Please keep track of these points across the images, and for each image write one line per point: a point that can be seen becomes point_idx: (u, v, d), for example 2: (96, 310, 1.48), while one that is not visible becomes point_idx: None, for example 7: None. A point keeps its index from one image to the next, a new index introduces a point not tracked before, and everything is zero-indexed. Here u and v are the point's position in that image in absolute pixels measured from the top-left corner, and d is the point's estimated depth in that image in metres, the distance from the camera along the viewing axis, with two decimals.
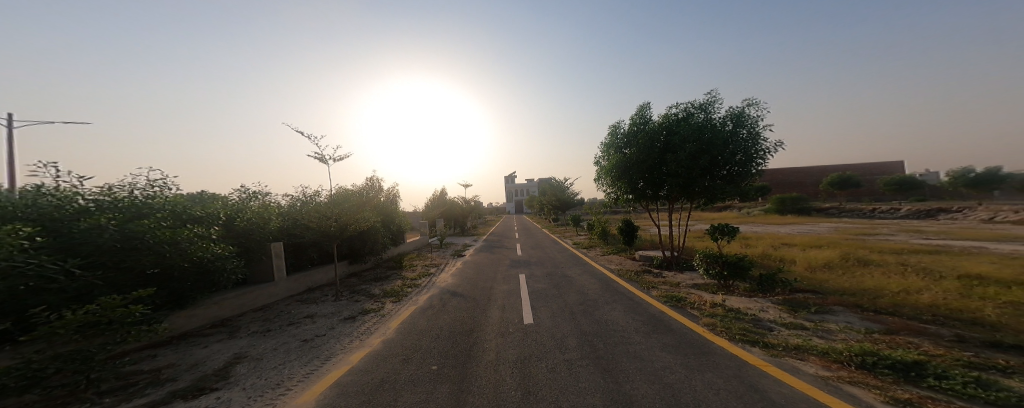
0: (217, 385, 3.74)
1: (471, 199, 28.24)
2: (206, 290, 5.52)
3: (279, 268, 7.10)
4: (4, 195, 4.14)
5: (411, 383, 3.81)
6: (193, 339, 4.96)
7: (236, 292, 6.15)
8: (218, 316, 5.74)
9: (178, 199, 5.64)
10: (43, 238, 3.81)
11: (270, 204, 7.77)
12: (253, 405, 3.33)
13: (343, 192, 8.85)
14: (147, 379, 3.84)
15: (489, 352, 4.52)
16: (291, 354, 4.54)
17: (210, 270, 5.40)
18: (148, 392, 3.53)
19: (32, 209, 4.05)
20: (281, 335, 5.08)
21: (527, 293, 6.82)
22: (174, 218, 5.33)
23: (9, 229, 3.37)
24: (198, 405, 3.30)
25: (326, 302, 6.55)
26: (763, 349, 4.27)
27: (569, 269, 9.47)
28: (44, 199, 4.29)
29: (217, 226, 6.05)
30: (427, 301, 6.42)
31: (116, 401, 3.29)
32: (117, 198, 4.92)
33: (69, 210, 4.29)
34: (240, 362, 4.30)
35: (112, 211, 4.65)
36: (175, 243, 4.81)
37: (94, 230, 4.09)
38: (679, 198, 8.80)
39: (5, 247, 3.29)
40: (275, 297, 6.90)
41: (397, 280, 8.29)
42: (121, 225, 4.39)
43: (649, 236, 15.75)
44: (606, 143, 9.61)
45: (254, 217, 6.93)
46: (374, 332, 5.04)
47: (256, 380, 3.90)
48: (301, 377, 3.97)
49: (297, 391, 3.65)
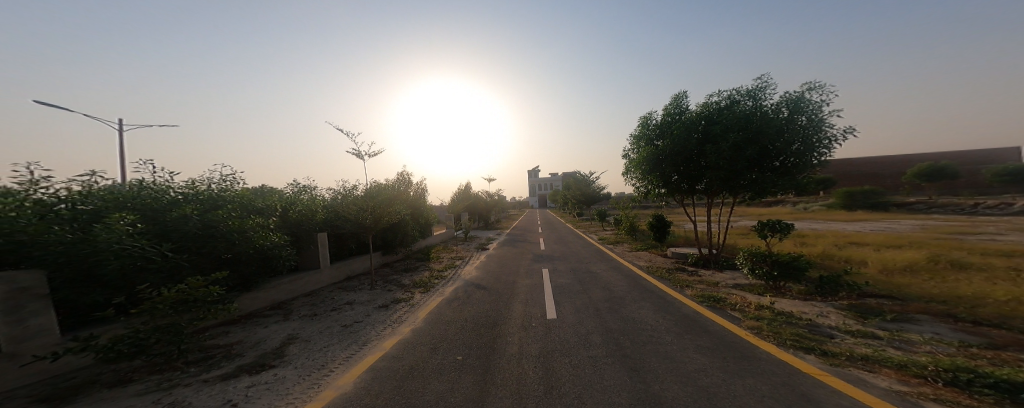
0: (274, 363, 4.22)
1: (496, 194, 28.52)
2: (265, 275, 6.19)
3: (324, 257, 7.68)
4: (116, 187, 4.98)
5: (439, 371, 4.03)
6: (255, 319, 5.61)
7: (290, 277, 6.80)
8: (275, 299, 6.39)
9: (244, 192, 6.38)
10: (143, 224, 4.53)
11: (316, 197, 8.43)
12: (303, 383, 3.72)
13: (378, 187, 9.37)
14: (221, 353, 4.41)
15: (513, 345, 4.62)
16: (334, 337, 4.98)
17: (270, 256, 6.06)
18: (222, 364, 4.07)
19: (137, 199, 4.81)
20: (325, 319, 5.57)
21: (551, 288, 6.83)
22: (241, 209, 6.04)
23: (119, 216, 4.05)
24: (259, 380, 3.74)
25: (362, 290, 7.03)
26: (818, 357, 3.95)
27: (595, 265, 9.29)
28: (145, 191, 5.06)
29: (274, 217, 6.74)
30: (453, 292, 6.66)
31: (199, 371, 3.85)
32: (198, 190, 5.67)
33: (163, 201, 5.02)
34: (293, 343, 4.80)
35: (194, 202, 5.39)
36: (243, 232, 5.48)
37: (181, 219, 4.79)
38: (721, 192, 8.25)
39: (117, 231, 3.97)
40: (320, 283, 7.51)
41: (425, 271, 8.65)
42: (201, 215, 5.08)
43: (685, 232, 14.96)
44: (635, 134, 9.25)
45: (304, 208, 7.59)
46: (405, 321, 5.34)
47: (305, 360, 4.33)
48: (342, 360, 4.35)
49: (338, 373, 4.02)
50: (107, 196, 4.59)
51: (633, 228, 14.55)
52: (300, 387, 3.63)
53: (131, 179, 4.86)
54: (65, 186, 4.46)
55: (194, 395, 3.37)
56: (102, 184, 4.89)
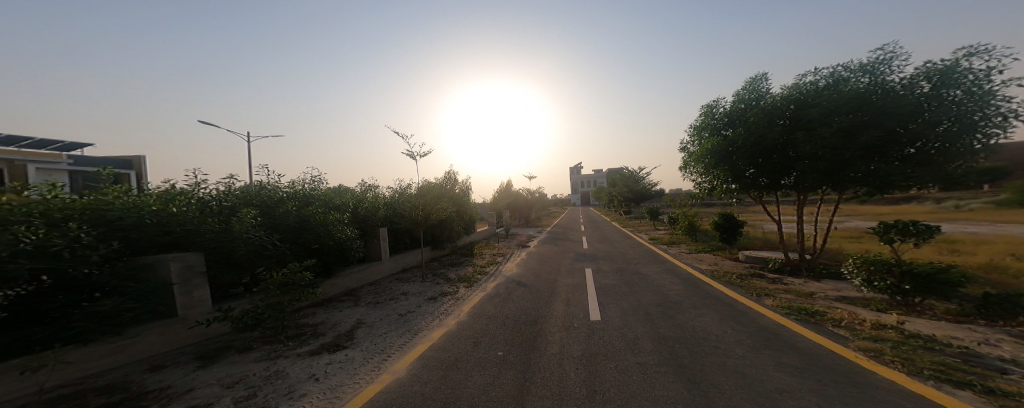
0: (346, 344, 4.77)
1: (536, 191, 28.33)
2: (341, 263, 7.02)
3: (385, 250, 8.38)
4: (248, 186, 6.12)
5: (480, 365, 4.12)
6: (332, 303, 6.39)
7: (358, 266, 7.59)
8: (348, 286, 7.18)
9: (327, 191, 7.33)
10: (261, 218, 5.53)
11: (379, 195, 9.21)
12: (367, 365, 4.14)
13: (429, 185, 9.96)
14: (310, 331, 5.14)
15: (552, 344, 4.50)
16: (391, 325, 5.43)
17: (345, 248, 6.87)
18: (309, 341, 4.75)
19: (259, 197, 5.91)
20: (385, 307, 6.11)
21: (593, 287, 6.50)
22: (325, 205, 6.97)
23: (246, 212, 5.02)
24: (334, 358, 4.26)
25: (415, 282, 7.56)
26: (977, 394, 3.00)
27: (645, 266, 8.58)
28: (263, 189, 6.15)
29: (349, 212, 7.60)
30: (494, 288, 6.75)
31: (293, 345, 4.54)
32: (297, 189, 6.71)
33: (274, 199, 6.07)
34: (361, 327, 5.37)
35: (294, 200, 6.40)
36: (326, 226, 6.34)
37: (285, 214, 5.75)
38: (818, 186, 6.90)
39: (245, 224, 4.94)
40: (382, 273, 8.23)
41: (469, 266, 8.96)
42: (298, 211, 6.03)
43: (765, 234, 12.98)
44: (697, 125, 8.39)
45: (369, 204, 8.39)
46: (451, 313, 5.58)
47: (370, 344, 4.81)
48: (397, 347, 4.72)
49: (394, 359, 4.37)
50: (239, 194, 5.71)
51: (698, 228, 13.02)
52: (365, 369, 4.03)
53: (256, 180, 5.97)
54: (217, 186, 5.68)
55: (290, 366, 4.00)
56: (240, 183, 6.06)
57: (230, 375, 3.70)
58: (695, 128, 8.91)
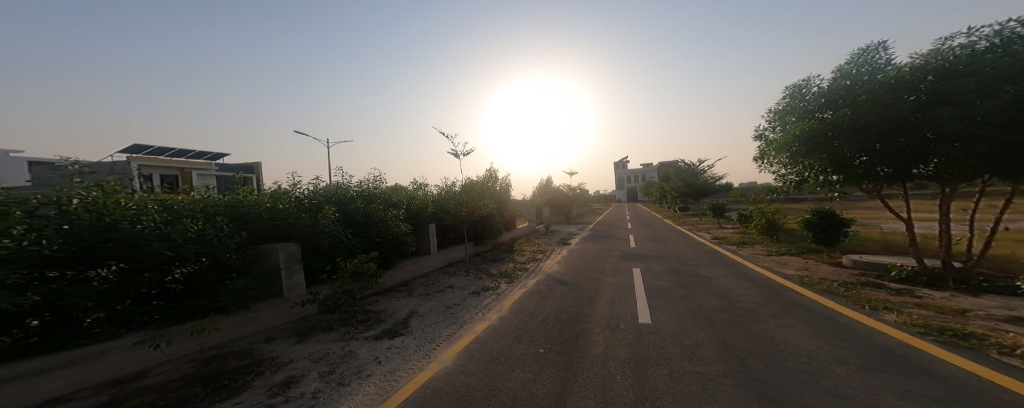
0: (402, 331, 5.03)
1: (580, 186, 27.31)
2: (398, 256, 7.49)
3: (433, 245, 8.72)
4: (332, 187, 6.86)
5: (521, 360, 4.01)
6: (389, 292, 6.86)
7: (411, 260, 8.02)
8: (404, 277, 7.63)
9: (386, 190, 7.85)
10: (338, 215, 6.29)
11: (426, 192, 9.28)
12: (417, 354, 4.29)
13: (471, 182, 10.14)
14: (375, 316, 5.54)
15: (595, 345, 4.21)
16: (440, 316, 5.61)
17: (401, 242, 7.32)
18: (375, 326, 5.13)
19: (336, 195, 6.69)
20: (435, 299, 6.36)
21: (642, 288, 5.98)
22: (385, 203, 7.52)
23: (327, 211, 5.77)
24: (391, 344, 4.54)
25: (459, 276, 7.77)
26: None
27: (706, 267, 7.63)
28: (340, 189, 6.92)
29: (404, 210, 8.09)
30: (534, 285, 6.60)
31: (359, 329, 4.95)
32: (364, 188, 7.37)
33: (347, 197, 6.80)
34: (414, 317, 5.65)
35: (362, 198, 7.06)
36: (387, 222, 6.88)
37: (359, 213, 6.51)
38: (974, 175, 5.31)
39: (326, 221, 5.71)
40: (431, 267, 8.58)
41: (509, 262, 8.94)
42: (365, 209, 6.69)
43: (872, 235, 10.78)
44: (784, 107, 7.14)
45: (421, 201, 8.78)
46: (492, 307, 5.60)
47: (422, 333, 5.00)
48: (444, 338, 4.83)
49: (441, 348, 4.48)
50: (320, 192, 6.48)
51: (784, 228, 11.09)
52: (416, 357, 4.19)
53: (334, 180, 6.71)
54: (311, 184, 6.55)
55: (359, 348, 4.36)
56: (325, 184, 6.83)
57: (317, 352, 4.18)
58: (779, 111, 7.55)
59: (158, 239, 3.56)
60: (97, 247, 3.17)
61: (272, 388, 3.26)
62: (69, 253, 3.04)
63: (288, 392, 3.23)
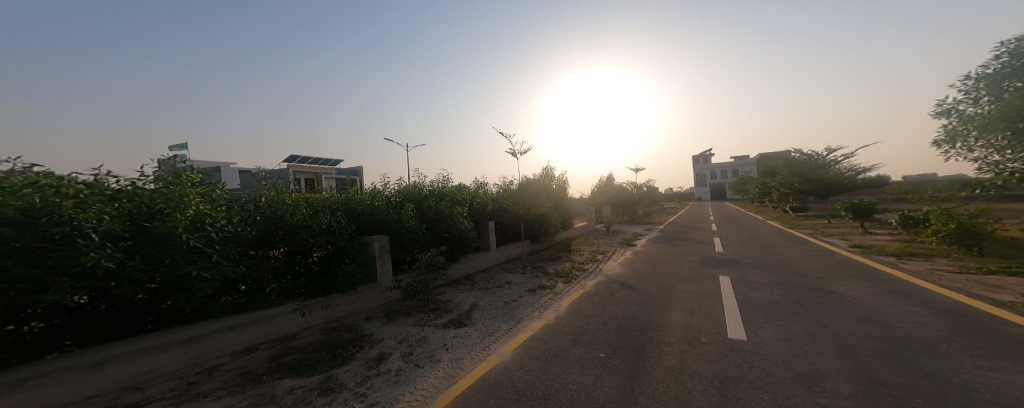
0: (464, 322, 5.12)
1: (648, 183, 25.34)
2: (461, 251, 7.78)
3: (492, 241, 8.86)
4: (412, 187, 7.44)
5: (580, 361, 3.52)
6: (452, 285, 7.16)
7: (472, 255, 8.26)
8: (466, 272, 7.87)
9: (453, 189, 8.16)
10: (416, 211, 6.84)
11: (488, 191, 9.43)
12: (476, 346, 4.29)
13: (528, 180, 10.08)
14: (441, 306, 5.80)
15: (665, 355, 3.67)
16: (499, 310, 5.56)
17: (464, 238, 7.59)
18: (441, 315, 5.38)
19: (413, 193, 7.26)
20: (495, 294, 6.43)
21: (722, 300, 5.21)
22: (451, 201, 7.85)
23: (407, 207, 6.29)
24: (456, 334, 4.69)
25: (516, 273, 7.79)
26: None
27: (807, 278, 6.36)
28: (417, 188, 7.46)
29: (467, 208, 8.36)
30: (594, 286, 6.27)
31: (427, 318, 5.23)
32: (434, 187, 7.81)
33: (421, 195, 7.31)
34: (476, 310, 5.66)
35: (433, 195, 7.51)
36: (453, 218, 7.23)
37: (432, 209, 6.99)
38: None
39: (406, 216, 6.25)
40: (489, 263, 8.73)
41: (567, 261, 8.68)
42: (436, 206, 7.13)
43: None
44: None
45: (482, 199, 8.96)
46: (549, 307, 5.47)
47: (483, 326, 4.97)
48: (503, 331, 4.69)
49: (500, 342, 4.36)
50: (399, 191, 7.09)
51: (994, 239, 7.11)
52: (475, 349, 4.21)
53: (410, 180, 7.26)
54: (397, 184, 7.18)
55: (431, 334, 4.67)
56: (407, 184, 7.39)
57: (400, 334, 4.61)
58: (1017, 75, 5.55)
59: (314, 227, 4.69)
60: (271, 232, 4.37)
61: (366, 363, 3.79)
62: (260, 236, 4.29)
63: (380, 366, 3.76)
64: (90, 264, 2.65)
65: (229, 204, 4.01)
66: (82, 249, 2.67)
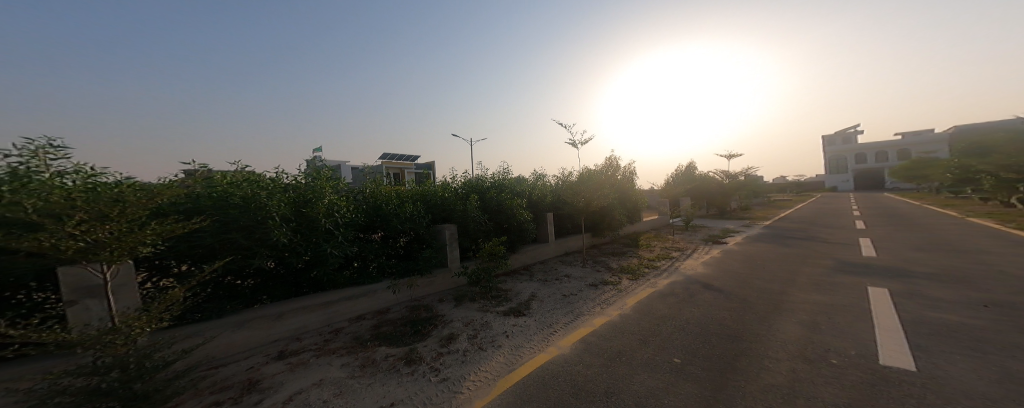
0: (524, 311, 5.19)
1: (745, 170, 22.04)
2: (521, 241, 7.86)
3: (552, 233, 8.76)
4: (474, 179, 7.67)
5: (648, 365, 3.30)
6: (512, 274, 7.29)
7: (531, 246, 8.28)
8: (525, 262, 7.94)
9: (511, 180, 8.21)
10: (480, 202, 7.11)
11: (546, 182, 9.35)
12: (536, 337, 4.31)
13: (589, 171, 9.67)
14: (501, 294, 5.94)
15: (753, 367, 3.21)
16: (558, 303, 5.49)
17: (524, 229, 7.63)
18: (501, 303, 5.51)
19: (476, 184, 7.49)
20: (554, 286, 6.39)
21: (825, 312, 4.43)
22: (510, 192, 7.91)
23: (473, 198, 6.55)
24: (516, 323, 4.76)
25: (576, 266, 7.64)
26: None
27: (949, 289, 5.09)
28: (479, 180, 7.68)
29: (525, 199, 8.39)
30: (662, 287, 5.85)
31: (489, 305, 5.42)
32: (494, 178, 7.95)
33: (482, 186, 7.52)
34: (535, 300, 5.70)
35: (493, 187, 7.67)
36: (513, 209, 7.30)
37: (494, 200, 7.19)
38: None
39: (471, 206, 6.53)
40: (548, 254, 8.68)
41: (632, 257, 8.22)
42: (498, 197, 7.30)
43: None
44: None
45: (539, 191, 8.89)
46: (612, 304, 5.27)
47: (543, 317, 4.98)
48: (563, 324, 4.65)
49: (559, 335, 4.33)
50: (462, 183, 7.38)
51: None
52: (534, 339, 4.24)
53: (472, 172, 7.52)
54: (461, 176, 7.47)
55: (493, 320, 4.81)
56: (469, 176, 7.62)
57: (465, 317, 4.87)
58: None
59: (403, 217, 5.56)
60: (373, 218, 5.42)
61: (439, 341, 4.13)
62: (368, 220, 5.38)
63: (450, 344, 4.05)
64: (272, 236, 3.94)
65: (350, 195, 5.31)
66: (271, 224, 4.00)
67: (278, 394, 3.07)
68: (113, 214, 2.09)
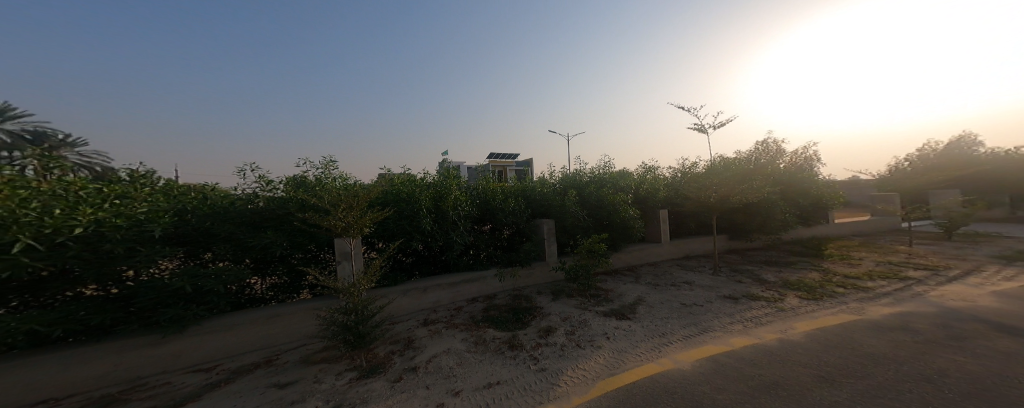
0: (629, 315, 4.76)
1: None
2: (626, 241, 7.29)
3: (665, 233, 7.86)
4: (570, 174, 7.45)
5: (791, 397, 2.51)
6: (616, 275, 6.82)
7: (638, 246, 7.59)
8: (629, 262, 7.35)
9: (613, 174, 7.65)
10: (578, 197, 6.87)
11: (659, 176, 8.45)
12: (643, 346, 3.86)
13: (726, 161, 8.11)
14: (602, 295, 5.57)
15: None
16: (674, 313, 4.79)
17: (628, 227, 7.02)
18: (602, 304, 5.18)
19: (572, 179, 7.30)
20: (667, 292, 5.63)
21: None
22: (613, 187, 7.38)
23: (573, 193, 6.36)
24: (619, 326, 4.39)
25: (703, 274, 6.58)
26: None
27: None
28: (577, 175, 7.43)
29: (631, 194, 7.64)
30: (822, 309, 4.48)
31: (590, 303, 5.16)
32: (593, 173, 7.56)
33: (579, 181, 7.25)
34: (642, 304, 5.18)
35: (594, 182, 7.32)
36: (615, 205, 6.77)
37: (591, 194, 6.87)
38: None
39: (571, 201, 6.34)
40: (661, 257, 7.79)
41: (816, 272, 6.30)
42: (598, 192, 6.95)
43: None
44: None
45: (650, 186, 8.00)
46: (764, 325, 4.12)
47: (652, 324, 4.46)
48: (681, 337, 4.04)
49: (675, 348, 3.80)
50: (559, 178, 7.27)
51: None
52: (641, 347, 3.82)
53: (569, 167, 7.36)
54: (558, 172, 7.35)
55: (592, 319, 4.55)
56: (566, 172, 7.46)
57: (563, 312, 4.74)
58: None
59: (510, 212, 5.79)
60: (486, 212, 5.77)
61: (538, 332, 4.12)
62: (483, 214, 5.76)
63: (549, 337, 3.98)
64: (422, 224, 4.68)
65: (476, 189, 5.83)
66: (420, 215, 4.75)
67: (423, 353, 3.51)
68: (356, 203, 3.32)
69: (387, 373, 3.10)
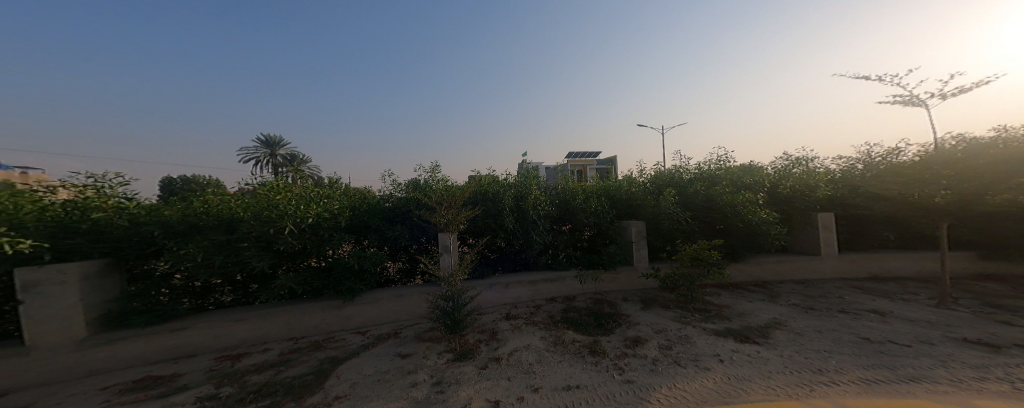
0: (758, 339, 3.64)
1: None
2: (755, 249, 5.83)
3: (830, 242, 5.85)
4: (666, 171, 6.36)
5: None
6: (740, 290, 5.47)
7: (776, 257, 5.95)
8: (760, 276, 5.87)
9: (732, 169, 6.06)
10: (676, 196, 5.83)
11: (818, 170, 6.17)
12: (786, 374, 2.86)
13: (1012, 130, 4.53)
14: (713, 311, 4.51)
15: None
16: (848, 346, 3.46)
17: (757, 232, 5.55)
18: (715, 321, 4.17)
19: (669, 177, 6.23)
20: (836, 320, 4.11)
21: None
22: (733, 184, 5.88)
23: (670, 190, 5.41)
24: (742, 349, 3.36)
25: (909, 303, 4.54)
26: None
27: None
28: (676, 172, 6.28)
29: (763, 193, 5.91)
30: None
31: (699, 318, 4.23)
32: (701, 170, 6.25)
33: (678, 179, 6.14)
34: (779, 328, 3.96)
35: (704, 180, 6.05)
36: (734, 205, 5.42)
37: (692, 193, 5.77)
38: None
39: (667, 200, 5.39)
40: (820, 274, 5.85)
41: None
42: (707, 189, 5.74)
43: None
44: None
45: (799, 183, 5.96)
46: None
47: (796, 354, 3.31)
48: (855, 377, 2.83)
49: (854, 389, 2.64)
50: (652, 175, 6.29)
51: None
52: (777, 375, 2.83)
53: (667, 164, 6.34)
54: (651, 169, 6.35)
55: (696, 336, 3.65)
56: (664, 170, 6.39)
57: (658, 324, 3.97)
58: None
59: (594, 213, 5.21)
60: (566, 211, 5.30)
61: (624, 341, 3.50)
62: (563, 213, 5.31)
63: (638, 348, 3.32)
64: (505, 223, 4.56)
65: (558, 189, 5.45)
66: (504, 214, 4.63)
67: (506, 345, 3.25)
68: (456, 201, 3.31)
69: (476, 359, 2.96)
